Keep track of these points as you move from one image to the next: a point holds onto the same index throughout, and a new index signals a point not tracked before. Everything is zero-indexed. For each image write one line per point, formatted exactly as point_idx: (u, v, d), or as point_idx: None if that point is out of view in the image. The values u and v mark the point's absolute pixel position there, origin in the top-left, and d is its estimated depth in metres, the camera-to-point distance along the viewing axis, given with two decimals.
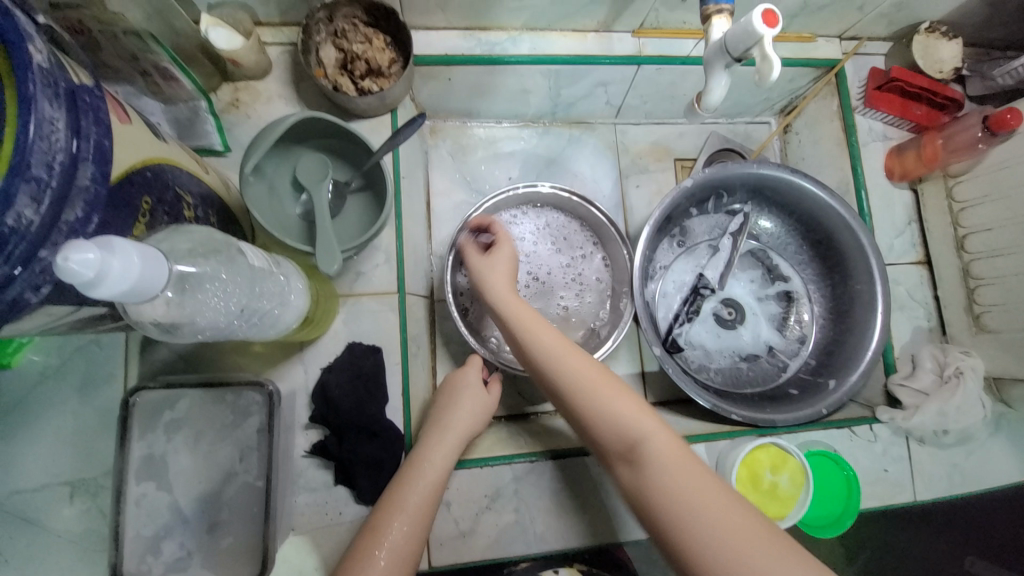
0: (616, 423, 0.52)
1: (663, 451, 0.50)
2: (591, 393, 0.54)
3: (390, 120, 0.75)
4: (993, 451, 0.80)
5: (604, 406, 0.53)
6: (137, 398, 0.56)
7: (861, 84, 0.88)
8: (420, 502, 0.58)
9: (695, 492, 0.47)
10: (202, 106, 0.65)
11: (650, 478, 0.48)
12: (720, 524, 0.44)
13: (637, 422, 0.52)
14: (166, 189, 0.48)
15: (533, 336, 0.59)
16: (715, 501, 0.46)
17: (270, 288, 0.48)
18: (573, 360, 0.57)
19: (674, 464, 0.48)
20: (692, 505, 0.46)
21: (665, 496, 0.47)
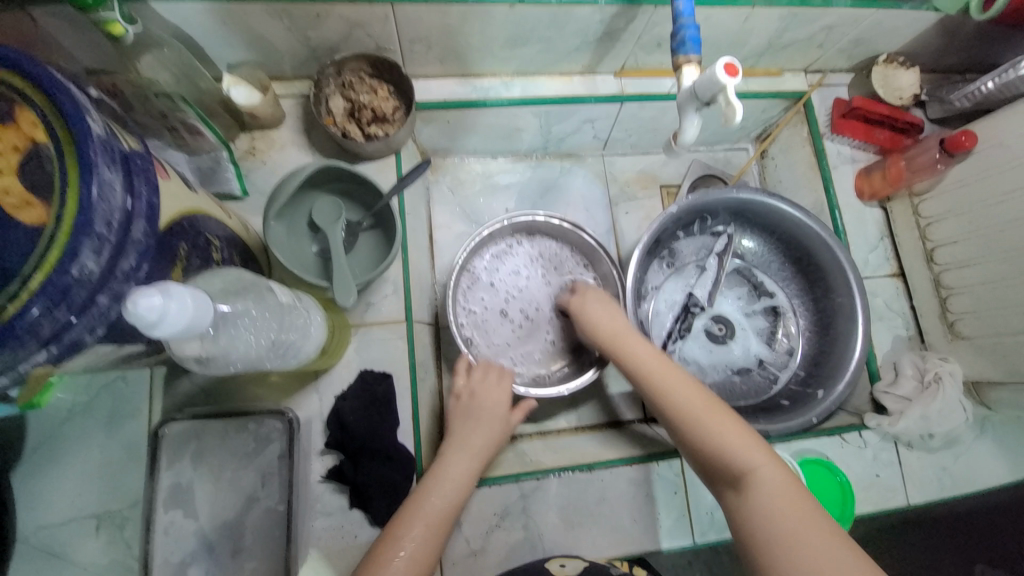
0: (725, 452, 0.58)
1: (771, 478, 0.55)
2: (703, 421, 0.60)
3: (393, 161, 0.82)
4: (978, 452, 0.83)
5: (711, 435, 0.59)
6: (165, 431, 0.59)
7: (828, 113, 0.94)
8: (430, 522, 0.62)
9: (792, 520, 0.52)
10: (223, 155, 0.71)
11: (755, 506, 0.54)
12: (808, 548, 0.50)
13: (740, 450, 0.58)
14: (198, 235, 0.53)
15: (647, 370, 0.66)
16: (811, 525, 0.51)
17: (295, 323, 0.52)
18: (684, 391, 0.63)
19: (776, 493, 0.54)
20: (790, 529, 0.52)
21: (770, 522, 0.53)
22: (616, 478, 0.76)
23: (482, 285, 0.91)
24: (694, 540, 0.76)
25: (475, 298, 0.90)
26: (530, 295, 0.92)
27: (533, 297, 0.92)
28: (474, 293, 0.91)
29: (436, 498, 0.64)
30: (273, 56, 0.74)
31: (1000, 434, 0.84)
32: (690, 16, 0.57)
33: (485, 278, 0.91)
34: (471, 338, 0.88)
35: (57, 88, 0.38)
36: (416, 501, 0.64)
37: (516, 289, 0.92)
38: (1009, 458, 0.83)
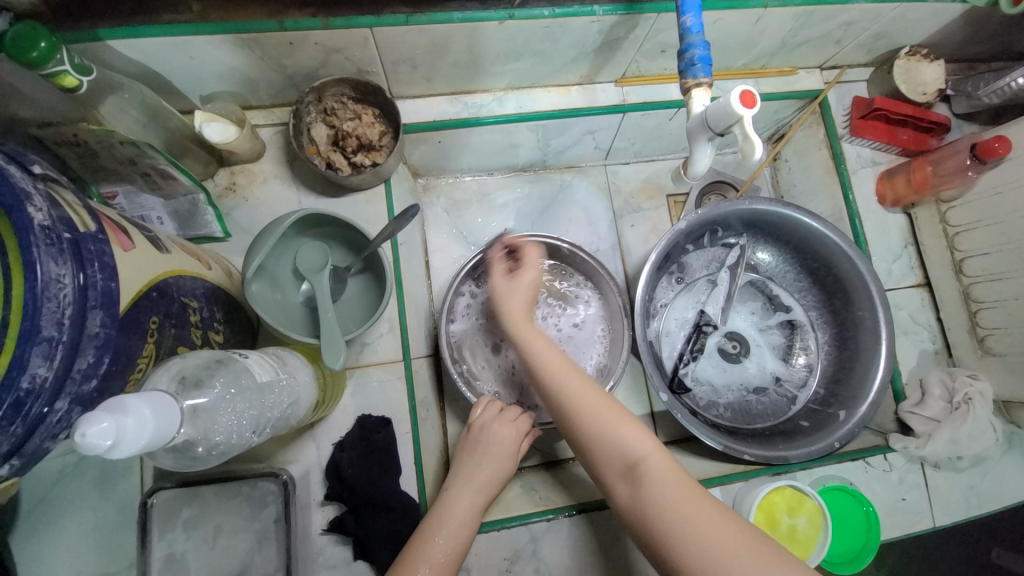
0: (619, 446, 0.56)
1: (660, 468, 0.53)
2: (594, 418, 0.58)
3: (383, 191, 0.77)
4: (1011, 472, 0.79)
5: (606, 432, 0.57)
6: (155, 499, 0.57)
7: (846, 113, 0.88)
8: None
9: (680, 505, 0.50)
10: (200, 199, 0.66)
11: (651, 496, 0.51)
12: (699, 535, 0.48)
13: (631, 441, 0.55)
14: (171, 303, 0.49)
15: (543, 364, 0.62)
16: (703, 509, 0.49)
17: (276, 398, 0.49)
18: (577, 388, 0.60)
19: (666, 483, 0.52)
20: (677, 519, 0.49)
21: (661, 512, 0.50)
22: None
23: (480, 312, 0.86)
24: None
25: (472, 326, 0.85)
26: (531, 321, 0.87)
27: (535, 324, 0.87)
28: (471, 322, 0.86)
29: (438, 548, 0.59)
30: (248, 85, 0.69)
31: None
32: (699, 33, 0.52)
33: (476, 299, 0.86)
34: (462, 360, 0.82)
35: None
36: (416, 552, 0.59)
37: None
38: None
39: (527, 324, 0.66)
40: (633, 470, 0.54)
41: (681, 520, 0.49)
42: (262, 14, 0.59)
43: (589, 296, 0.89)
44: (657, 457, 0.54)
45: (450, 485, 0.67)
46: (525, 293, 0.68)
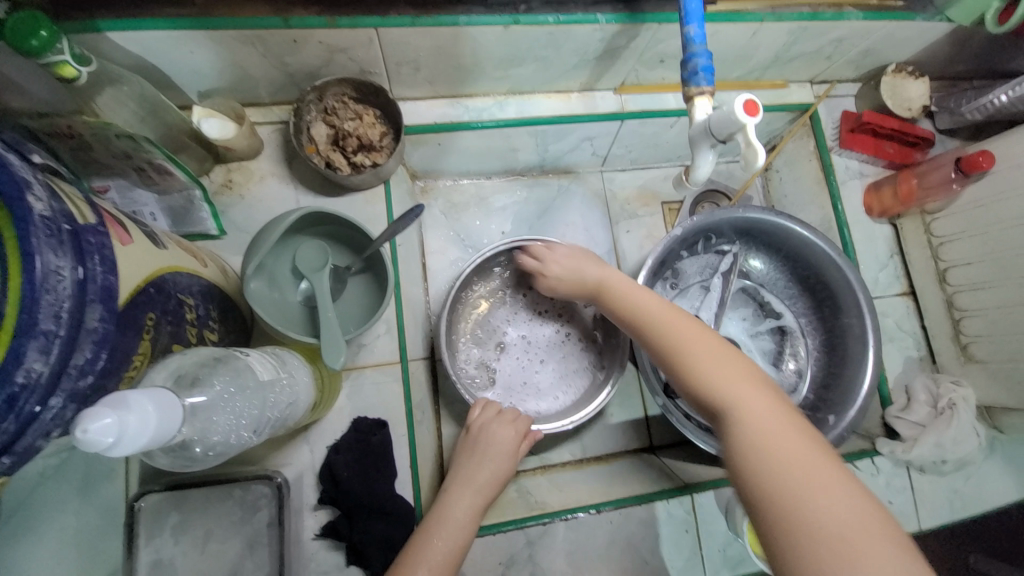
0: (722, 389, 0.53)
1: (765, 415, 0.50)
2: (703, 359, 0.55)
3: (383, 191, 0.77)
4: (991, 475, 0.81)
5: (704, 369, 0.55)
6: (142, 502, 0.55)
7: (835, 126, 0.91)
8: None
9: (785, 452, 0.46)
10: (196, 195, 0.66)
11: (753, 444, 0.48)
12: (802, 484, 0.44)
13: (742, 386, 0.52)
14: (168, 299, 0.48)
15: (643, 310, 0.63)
16: (813, 462, 0.45)
17: (277, 396, 0.48)
18: (675, 320, 0.60)
19: (780, 432, 0.48)
20: (786, 473, 0.45)
21: (765, 455, 0.47)
22: (624, 520, 0.73)
23: (481, 325, 0.87)
24: None
25: (471, 338, 0.86)
26: (532, 333, 0.88)
27: (535, 336, 0.88)
28: (472, 334, 0.86)
29: (436, 550, 0.59)
30: (247, 82, 0.69)
31: (1013, 456, 0.82)
32: (703, 44, 0.53)
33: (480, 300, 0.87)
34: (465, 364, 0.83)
35: None
36: (413, 555, 0.58)
37: (516, 327, 0.88)
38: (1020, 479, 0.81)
39: (619, 277, 0.69)
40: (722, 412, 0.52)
41: (782, 461, 0.46)
42: (266, 11, 0.59)
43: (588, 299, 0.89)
44: (757, 403, 0.50)
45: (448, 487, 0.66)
46: (586, 259, 0.73)
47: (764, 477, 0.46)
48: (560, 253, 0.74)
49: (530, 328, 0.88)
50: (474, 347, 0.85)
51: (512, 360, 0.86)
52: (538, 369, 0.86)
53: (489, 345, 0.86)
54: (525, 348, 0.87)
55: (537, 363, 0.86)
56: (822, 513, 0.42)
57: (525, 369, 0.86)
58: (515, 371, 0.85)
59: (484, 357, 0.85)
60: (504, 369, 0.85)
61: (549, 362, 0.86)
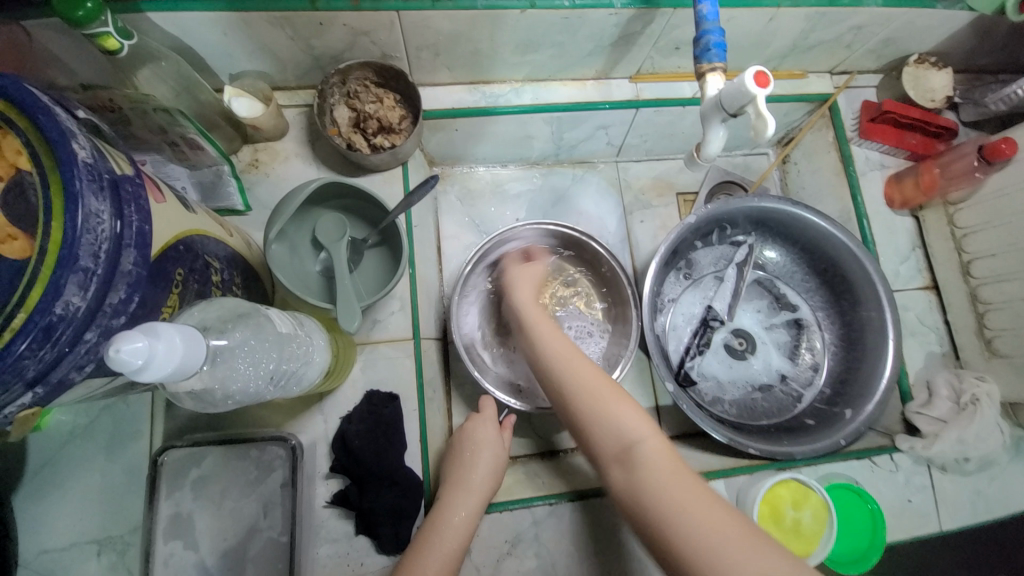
0: (616, 433, 0.53)
1: (666, 461, 0.50)
2: (591, 403, 0.55)
3: (401, 173, 0.79)
4: (1018, 477, 0.78)
5: (607, 415, 0.54)
6: (165, 457, 0.58)
7: (855, 117, 0.90)
8: (440, 564, 0.57)
9: (674, 491, 0.48)
10: (224, 169, 0.69)
11: (649, 485, 0.49)
12: (684, 507, 0.47)
13: (634, 428, 0.53)
14: (196, 259, 0.51)
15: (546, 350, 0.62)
16: (689, 490, 0.48)
17: (296, 351, 0.50)
18: (575, 363, 0.59)
19: (667, 470, 0.49)
20: (674, 502, 0.47)
21: (655, 489, 0.49)
22: None
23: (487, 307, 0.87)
24: None
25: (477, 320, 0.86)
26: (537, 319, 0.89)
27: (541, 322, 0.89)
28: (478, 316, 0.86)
29: (450, 531, 0.60)
30: (275, 66, 0.72)
31: None
32: (715, 21, 0.54)
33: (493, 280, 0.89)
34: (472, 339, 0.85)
35: (39, 112, 0.36)
36: (427, 538, 0.59)
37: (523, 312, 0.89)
38: None
39: (536, 308, 0.69)
40: (625, 452, 0.52)
41: (670, 493, 0.48)
42: None
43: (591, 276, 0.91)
44: (654, 444, 0.52)
45: (457, 464, 0.69)
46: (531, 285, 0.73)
47: (659, 512, 0.47)
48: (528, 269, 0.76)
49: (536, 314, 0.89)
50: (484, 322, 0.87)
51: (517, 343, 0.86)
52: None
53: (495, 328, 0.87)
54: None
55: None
56: (698, 533, 0.45)
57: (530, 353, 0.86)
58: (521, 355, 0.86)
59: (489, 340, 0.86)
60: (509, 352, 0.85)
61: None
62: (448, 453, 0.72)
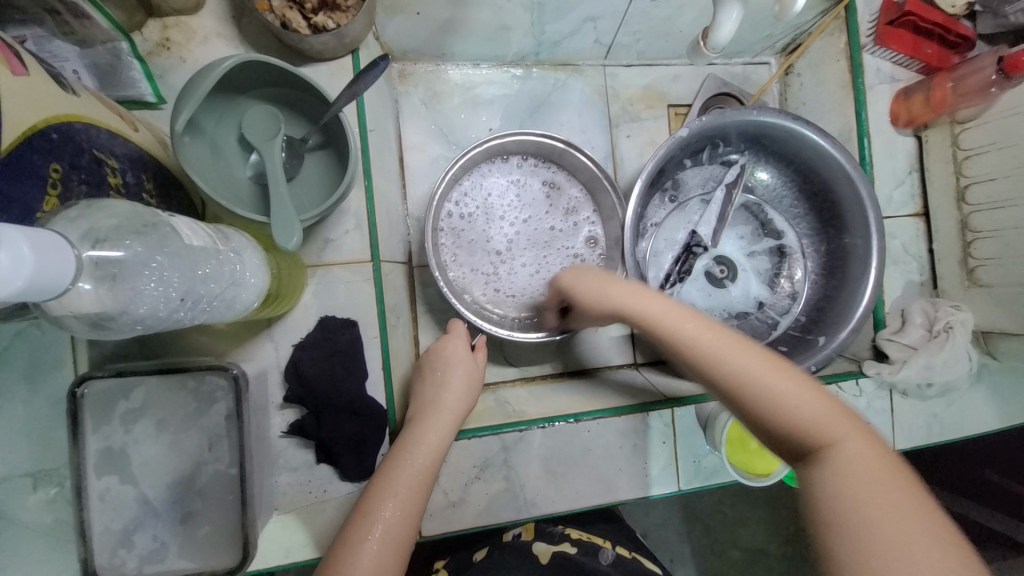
0: (792, 424, 0.44)
1: (864, 468, 0.41)
2: (765, 389, 0.46)
3: (350, 63, 0.66)
4: (973, 401, 0.80)
5: (772, 399, 0.45)
6: (86, 389, 0.51)
7: (871, 18, 0.79)
8: (412, 481, 0.55)
9: (875, 503, 0.39)
10: (123, 47, 0.54)
11: (836, 488, 0.41)
12: (877, 506, 0.39)
13: (819, 420, 0.44)
14: (79, 153, 0.41)
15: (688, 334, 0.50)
16: (878, 488, 0.40)
17: (213, 270, 0.41)
18: (743, 352, 0.48)
19: (863, 473, 0.41)
20: (868, 512, 0.39)
21: (842, 496, 0.40)
22: (601, 431, 0.72)
23: (470, 194, 0.80)
24: (680, 487, 0.74)
25: (459, 204, 0.79)
26: (520, 224, 0.81)
27: (524, 227, 0.81)
28: (458, 202, 0.79)
29: (421, 452, 0.57)
30: None
31: (998, 385, 0.80)
32: None
33: (467, 193, 0.79)
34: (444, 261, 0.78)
35: None
36: (397, 459, 0.56)
37: (504, 216, 0.81)
38: (1001, 407, 0.80)
39: (657, 295, 0.55)
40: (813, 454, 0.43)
41: (858, 510, 0.39)
42: None
43: (574, 191, 0.81)
44: (853, 444, 0.43)
45: (427, 387, 0.65)
46: (603, 285, 0.60)
47: (841, 524, 0.39)
48: (584, 285, 0.61)
49: (517, 221, 0.81)
50: (450, 245, 0.79)
51: (490, 244, 0.80)
52: (520, 262, 0.80)
53: (472, 219, 0.80)
54: (506, 239, 0.81)
55: (516, 258, 0.81)
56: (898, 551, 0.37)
57: (499, 261, 0.80)
58: (488, 257, 0.80)
59: (462, 232, 0.79)
60: (486, 246, 0.80)
61: (522, 268, 0.81)
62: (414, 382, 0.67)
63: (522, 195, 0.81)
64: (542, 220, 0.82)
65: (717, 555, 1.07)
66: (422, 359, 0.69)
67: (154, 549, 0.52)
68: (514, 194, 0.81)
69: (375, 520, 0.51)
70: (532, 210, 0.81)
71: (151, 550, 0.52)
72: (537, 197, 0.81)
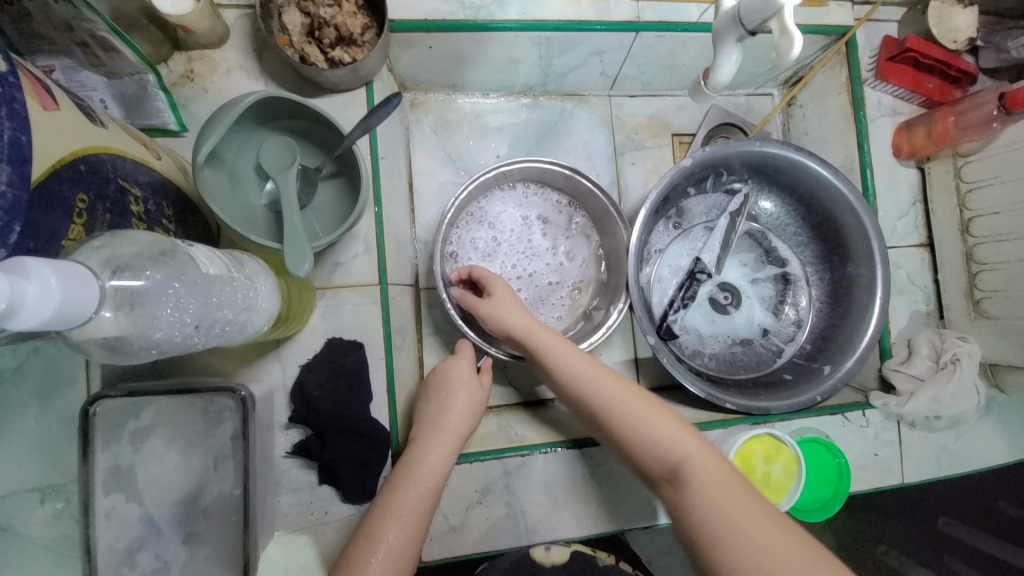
0: (655, 443, 0.54)
1: (707, 479, 0.50)
2: (641, 416, 0.56)
3: (365, 94, 0.68)
4: (984, 434, 0.79)
5: (647, 423, 0.55)
6: (98, 407, 0.52)
7: (872, 54, 0.82)
8: (415, 504, 0.55)
9: (730, 517, 0.47)
10: (149, 80, 0.57)
11: (691, 495, 0.50)
12: (721, 505, 0.48)
13: (685, 445, 0.53)
14: (106, 183, 0.43)
15: (554, 359, 0.61)
16: (704, 480, 0.50)
17: (227, 297, 0.43)
18: (604, 381, 0.59)
19: (714, 484, 0.50)
20: (732, 512, 0.47)
21: (699, 511, 0.49)
22: (604, 458, 0.71)
23: (477, 219, 0.81)
24: None
25: (471, 240, 0.81)
26: (529, 242, 0.83)
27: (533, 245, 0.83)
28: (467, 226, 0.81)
29: (425, 475, 0.57)
30: None
31: (1009, 418, 0.79)
32: None
33: (474, 217, 0.81)
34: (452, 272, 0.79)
35: None
36: (400, 482, 0.56)
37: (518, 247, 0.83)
38: (1013, 441, 0.79)
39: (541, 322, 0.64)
40: (676, 472, 0.52)
41: (722, 524, 0.47)
42: None
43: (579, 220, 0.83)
44: (701, 458, 0.52)
45: (431, 408, 0.65)
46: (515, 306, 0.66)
47: (700, 524, 0.48)
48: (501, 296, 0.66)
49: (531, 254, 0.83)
50: (460, 255, 0.80)
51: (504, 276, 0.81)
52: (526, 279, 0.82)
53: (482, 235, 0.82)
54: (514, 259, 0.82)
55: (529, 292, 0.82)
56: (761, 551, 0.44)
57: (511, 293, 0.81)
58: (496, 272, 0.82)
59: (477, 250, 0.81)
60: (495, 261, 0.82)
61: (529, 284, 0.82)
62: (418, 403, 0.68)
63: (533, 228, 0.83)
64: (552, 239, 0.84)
65: None
66: (427, 380, 0.69)
67: (155, 568, 0.53)
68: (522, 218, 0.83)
69: (378, 542, 0.52)
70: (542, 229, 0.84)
71: (153, 570, 0.53)
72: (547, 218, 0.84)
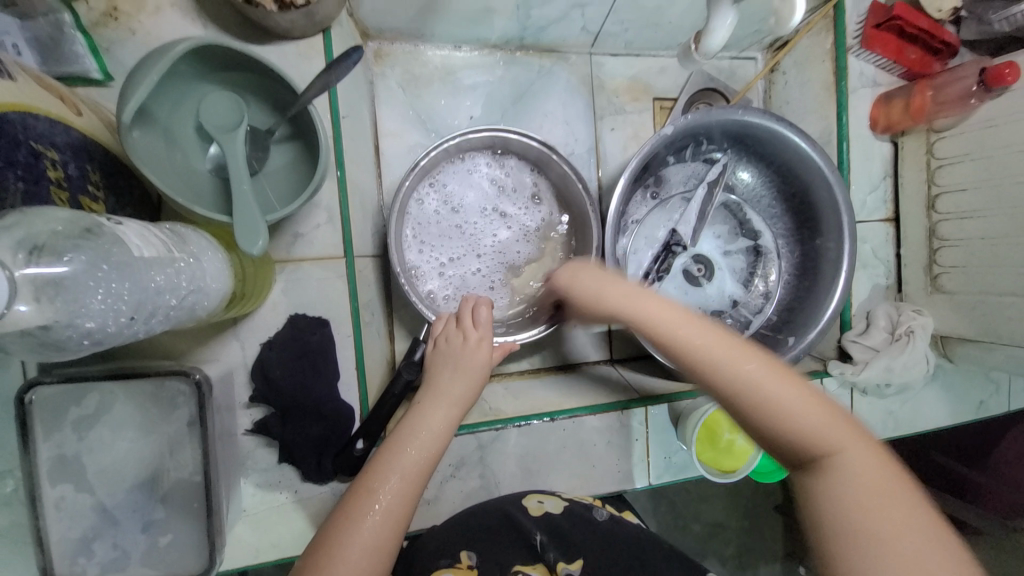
0: (796, 427, 0.45)
1: (865, 479, 0.43)
2: (771, 398, 0.46)
3: (322, 43, 0.61)
4: (927, 399, 0.84)
5: (782, 408, 0.46)
6: (34, 395, 0.47)
7: (858, 19, 0.79)
8: (407, 472, 0.51)
9: (885, 521, 0.41)
10: (66, 21, 0.50)
11: (839, 491, 0.43)
12: (870, 509, 0.41)
13: (824, 427, 0.45)
14: (15, 146, 0.37)
15: (671, 331, 0.51)
16: (891, 502, 0.41)
17: (168, 281, 0.39)
18: (744, 358, 0.48)
19: (865, 479, 0.43)
20: (875, 516, 0.41)
21: (870, 537, 0.40)
22: (576, 430, 0.72)
23: (445, 188, 0.76)
24: (650, 482, 0.76)
25: (429, 210, 0.76)
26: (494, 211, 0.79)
27: (499, 215, 0.79)
28: (438, 193, 0.76)
29: (420, 442, 0.53)
30: None
31: (950, 384, 0.84)
32: None
33: (446, 185, 0.77)
34: (408, 241, 0.75)
35: None
36: (392, 448, 0.52)
37: (484, 226, 0.78)
38: (952, 405, 0.85)
39: (654, 298, 0.54)
40: (820, 462, 0.45)
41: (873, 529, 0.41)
42: None
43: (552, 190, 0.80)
44: (854, 451, 0.44)
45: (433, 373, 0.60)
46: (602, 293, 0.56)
47: (849, 523, 0.41)
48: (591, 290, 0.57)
49: (497, 226, 0.79)
50: (421, 224, 0.76)
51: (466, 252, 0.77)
52: (488, 249, 0.78)
53: (442, 202, 0.76)
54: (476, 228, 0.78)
55: (488, 268, 0.78)
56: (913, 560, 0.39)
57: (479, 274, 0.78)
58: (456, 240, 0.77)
59: (436, 222, 0.76)
60: (456, 230, 0.77)
61: (491, 256, 0.78)
62: (403, 374, 0.63)
63: (500, 200, 0.79)
64: (518, 210, 0.79)
65: (683, 535, 1.11)
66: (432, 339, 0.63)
67: (115, 557, 0.51)
68: (487, 184, 0.78)
69: (379, 492, 0.49)
70: (508, 199, 0.79)
71: (113, 559, 0.51)
72: (514, 187, 0.79)
